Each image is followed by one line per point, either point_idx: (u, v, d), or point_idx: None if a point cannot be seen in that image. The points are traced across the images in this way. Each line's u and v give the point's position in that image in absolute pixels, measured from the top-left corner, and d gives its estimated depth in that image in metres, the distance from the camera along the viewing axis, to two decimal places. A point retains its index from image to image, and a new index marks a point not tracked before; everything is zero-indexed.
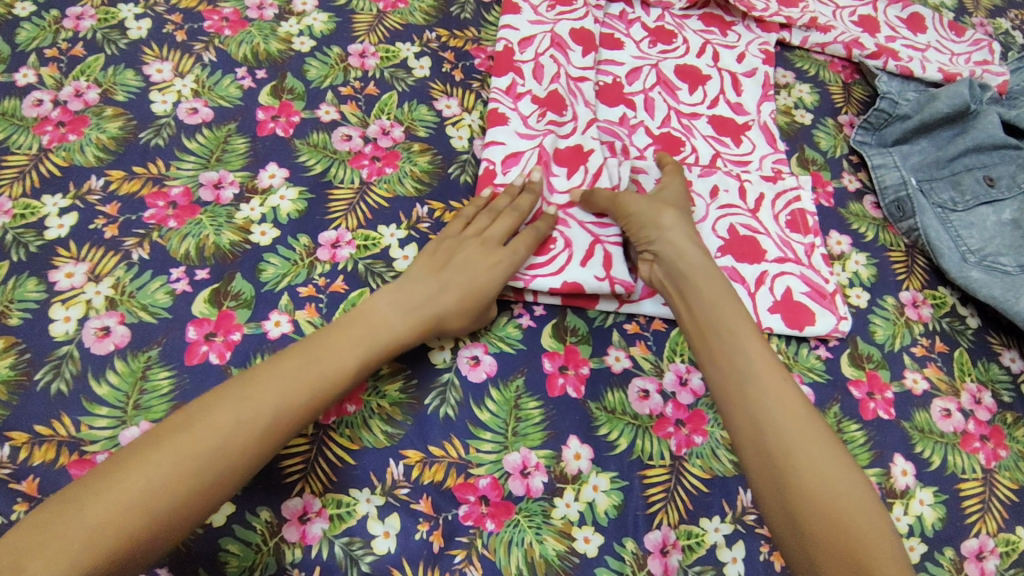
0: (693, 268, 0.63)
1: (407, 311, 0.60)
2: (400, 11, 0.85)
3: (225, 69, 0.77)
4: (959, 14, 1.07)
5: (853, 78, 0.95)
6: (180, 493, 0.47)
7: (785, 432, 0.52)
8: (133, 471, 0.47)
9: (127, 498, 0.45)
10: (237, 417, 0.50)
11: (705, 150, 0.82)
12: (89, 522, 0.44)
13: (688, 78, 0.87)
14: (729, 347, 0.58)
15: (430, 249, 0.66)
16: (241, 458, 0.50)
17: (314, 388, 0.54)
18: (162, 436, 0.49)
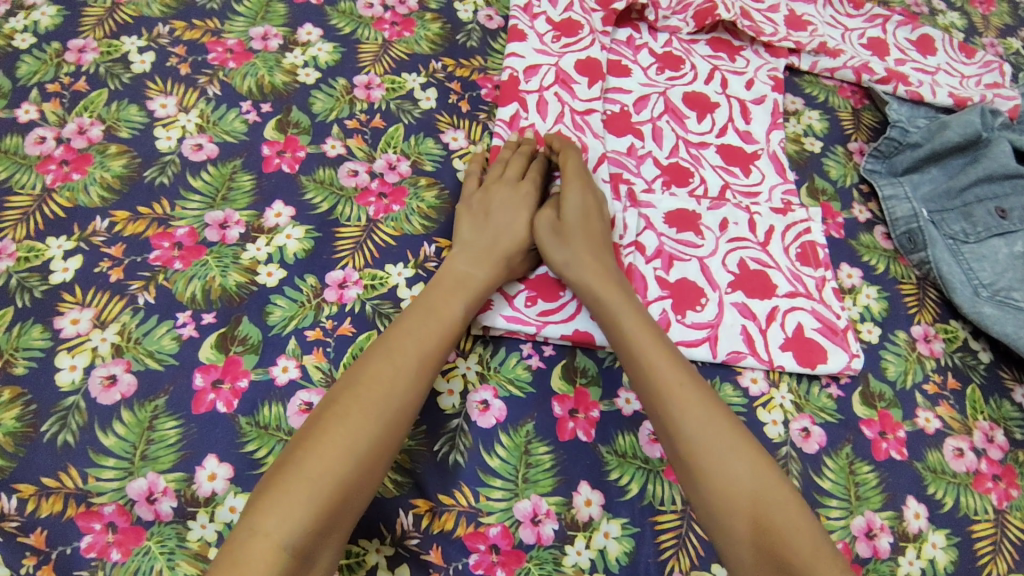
0: (596, 274, 0.66)
1: (482, 258, 0.67)
2: (406, 41, 0.85)
3: (230, 103, 0.76)
4: (970, 34, 1.07)
5: (863, 104, 0.94)
6: (374, 444, 0.54)
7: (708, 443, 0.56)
8: (324, 443, 0.52)
9: (338, 456, 0.52)
10: (387, 379, 0.57)
11: (714, 181, 0.82)
12: (301, 498, 0.49)
13: (696, 106, 0.87)
14: (645, 355, 0.61)
15: (473, 211, 0.71)
16: (403, 416, 0.56)
17: (438, 335, 0.61)
18: (333, 413, 0.54)
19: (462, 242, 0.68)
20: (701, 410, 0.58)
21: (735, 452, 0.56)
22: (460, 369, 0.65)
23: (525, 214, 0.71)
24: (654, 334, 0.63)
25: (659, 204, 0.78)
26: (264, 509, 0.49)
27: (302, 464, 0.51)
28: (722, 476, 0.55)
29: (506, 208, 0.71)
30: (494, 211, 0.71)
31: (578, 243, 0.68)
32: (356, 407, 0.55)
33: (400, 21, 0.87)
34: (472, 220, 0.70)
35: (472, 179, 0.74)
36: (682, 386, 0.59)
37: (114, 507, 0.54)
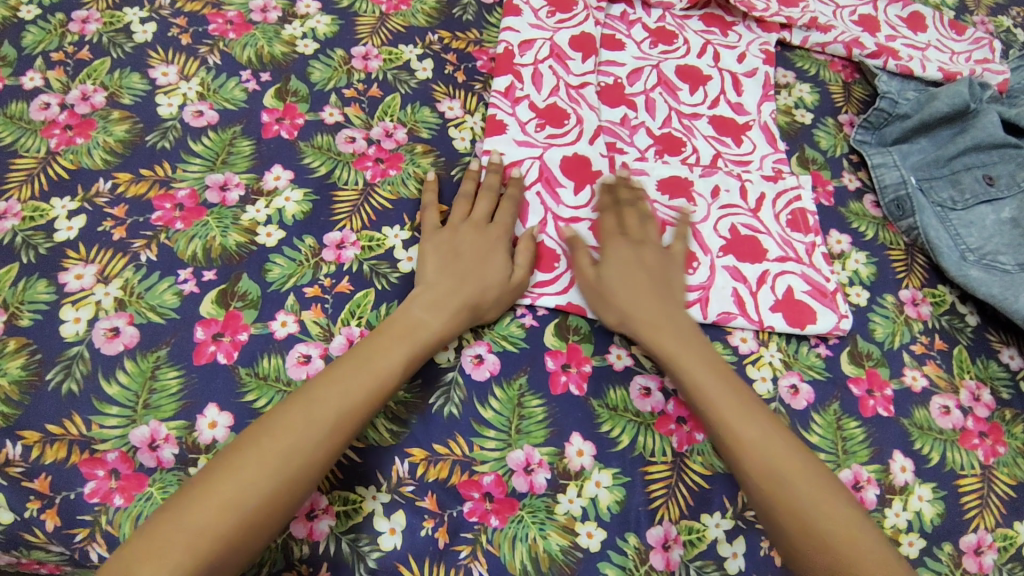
0: (643, 296, 0.67)
1: (442, 308, 0.63)
2: (403, 14, 0.86)
3: (230, 72, 0.78)
4: (960, 12, 1.08)
5: (854, 78, 0.96)
6: (263, 502, 0.51)
7: (761, 454, 0.58)
8: (210, 499, 0.50)
9: (218, 514, 0.49)
10: (309, 411, 0.55)
11: (706, 151, 0.83)
12: (170, 553, 0.47)
13: (689, 79, 0.88)
14: (690, 367, 0.63)
15: (436, 251, 0.67)
16: (327, 452, 0.54)
17: (364, 393, 0.57)
18: (250, 442, 0.53)
19: (426, 287, 0.65)
20: (751, 422, 0.59)
21: (784, 465, 0.58)
22: None
23: (495, 256, 0.68)
24: (693, 342, 0.64)
25: (653, 171, 0.80)
26: (168, 527, 0.49)
27: (211, 490, 0.50)
28: (778, 487, 0.57)
29: (472, 251, 0.67)
30: (460, 254, 0.67)
31: (620, 257, 0.69)
32: (279, 436, 0.53)
33: None
34: (437, 261, 0.67)
35: (433, 216, 0.70)
36: (723, 392, 0.61)
37: (117, 454, 0.56)
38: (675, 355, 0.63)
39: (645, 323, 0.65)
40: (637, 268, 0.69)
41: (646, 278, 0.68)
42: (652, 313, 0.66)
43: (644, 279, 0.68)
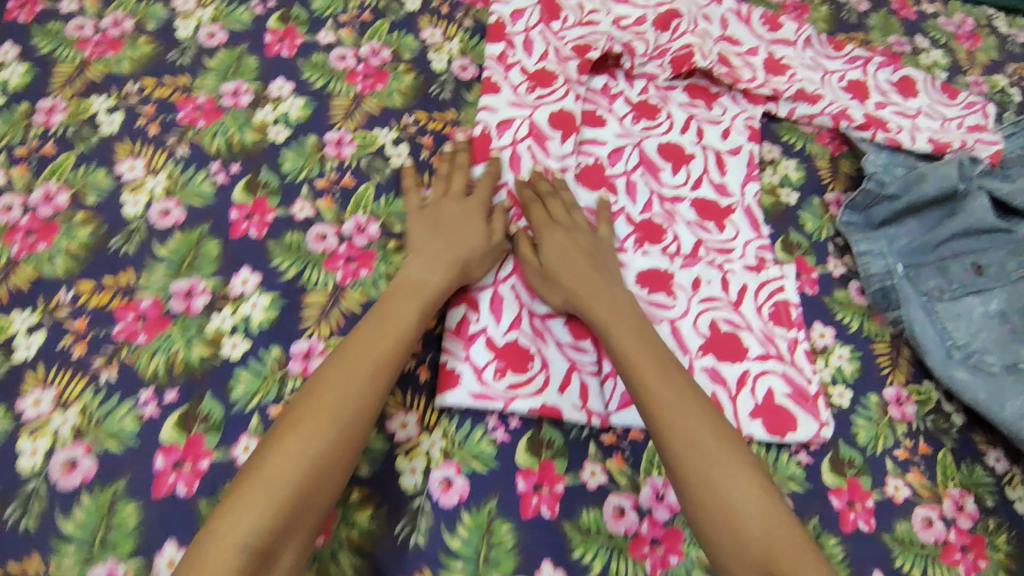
0: (574, 274, 0.70)
1: (436, 262, 0.69)
2: (378, 94, 0.85)
3: (200, 163, 0.78)
4: (953, 73, 1.05)
5: (841, 151, 0.94)
6: (323, 450, 0.57)
7: (703, 464, 0.58)
8: (276, 457, 0.56)
9: (288, 467, 0.55)
10: (320, 399, 0.59)
11: (688, 238, 0.81)
12: (253, 513, 0.53)
13: (671, 158, 0.86)
14: (627, 354, 0.65)
15: (424, 223, 0.73)
16: (371, 398, 0.60)
17: (388, 347, 0.63)
18: (271, 441, 0.57)
19: (418, 250, 0.71)
20: (688, 407, 0.61)
21: (732, 477, 0.58)
22: (423, 446, 0.64)
23: (479, 220, 0.73)
24: (640, 333, 0.67)
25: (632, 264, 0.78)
26: (216, 533, 0.52)
27: (245, 492, 0.54)
28: (720, 496, 0.57)
29: (458, 219, 0.73)
30: (446, 225, 0.73)
31: (558, 244, 0.72)
32: (305, 424, 0.58)
33: (373, 73, 0.87)
34: (425, 231, 0.72)
35: (415, 198, 0.75)
36: (672, 394, 0.62)
37: None
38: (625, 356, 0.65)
39: (583, 300, 0.69)
40: (571, 250, 0.72)
41: (580, 256, 0.71)
42: (579, 287, 0.69)
43: (580, 259, 0.71)
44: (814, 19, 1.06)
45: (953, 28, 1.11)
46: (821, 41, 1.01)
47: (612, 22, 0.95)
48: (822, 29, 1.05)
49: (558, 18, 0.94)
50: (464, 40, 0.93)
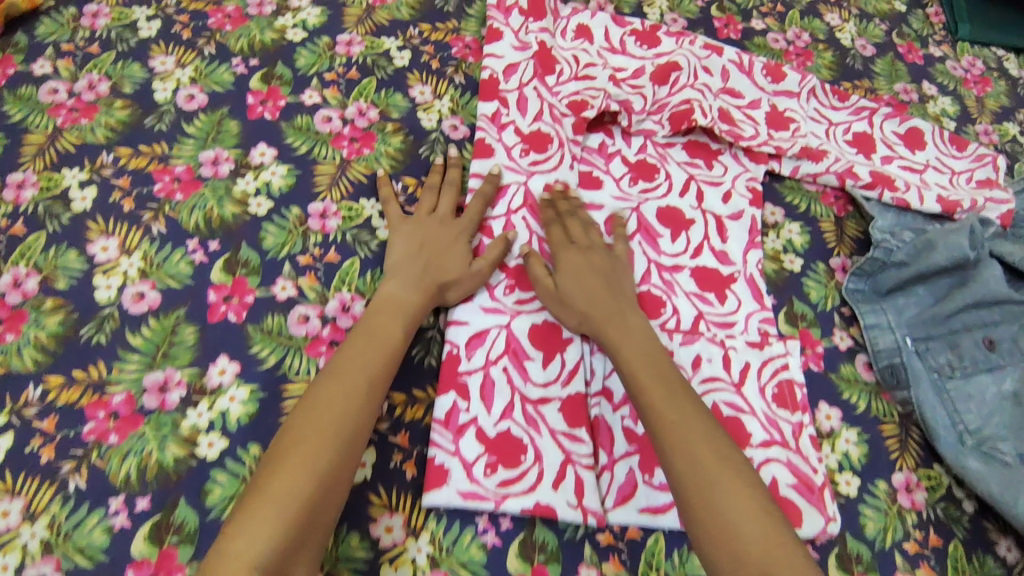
0: (590, 297, 0.71)
1: (415, 284, 0.70)
2: (365, 159, 0.81)
3: (176, 241, 0.72)
4: (962, 121, 1.02)
5: (847, 211, 0.90)
6: (333, 453, 0.57)
7: (691, 464, 0.57)
8: (286, 465, 0.55)
9: (300, 475, 0.54)
10: (339, 399, 0.59)
11: (687, 311, 0.78)
12: (271, 517, 0.52)
13: (670, 223, 0.83)
14: (631, 367, 0.65)
15: (404, 238, 0.74)
16: (370, 407, 0.61)
17: (381, 358, 0.63)
18: (291, 438, 0.57)
19: (397, 269, 0.71)
20: (679, 413, 0.61)
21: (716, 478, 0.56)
22: (409, 554, 0.61)
23: (459, 244, 0.74)
24: (647, 348, 0.67)
25: None
26: (237, 531, 0.51)
27: (269, 488, 0.54)
28: (708, 494, 0.55)
29: (436, 239, 0.74)
30: (424, 243, 0.73)
31: (575, 266, 0.73)
32: (311, 429, 0.57)
33: (359, 135, 0.83)
34: (405, 248, 0.73)
35: (398, 208, 0.77)
36: (664, 399, 0.62)
37: None
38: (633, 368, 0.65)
39: (598, 320, 0.69)
40: (592, 274, 0.73)
41: (598, 282, 0.72)
42: (592, 309, 0.70)
43: (599, 282, 0.72)
44: (818, 66, 1.02)
45: (961, 72, 1.08)
46: (825, 91, 0.98)
47: (609, 75, 0.92)
48: (826, 76, 1.01)
49: (552, 72, 0.90)
50: (454, 97, 0.88)
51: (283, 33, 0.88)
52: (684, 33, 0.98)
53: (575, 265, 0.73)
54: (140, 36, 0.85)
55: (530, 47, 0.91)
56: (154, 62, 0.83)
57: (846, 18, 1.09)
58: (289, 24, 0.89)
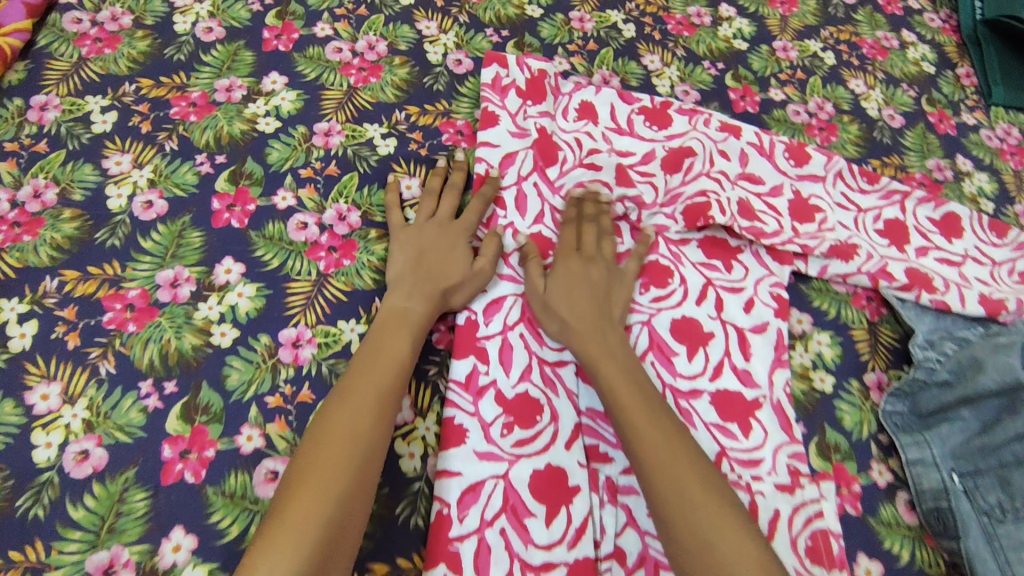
0: (576, 308, 0.69)
1: (417, 293, 0.69)
2: (345, 272, 0.73)
3: (127, 384, 0.64)
4: (1000, 201, 0.93)
5: (880, 314, 0.81)
6: (353, 471, 0.55)
7: (679, 493, 0.56)
8: (308, 490, 0.53)
9: (320, 499, 0.53)
10: (351, 424, 0.58)
11: (707, 447, 0.68)
12: (296, 540, 0.50)
13: (686, 338, 0.74)
14: (611, 382, 0.64)
15: (405, 247, 0.72)
16: (383, 425, 0.59)
17: (391, 374, 0.62)
18: (306, 467, 0.55)
19: (397, 279, 0.70)
20: (662, 430, 0.60)
21: (698, 502, 0.55)
22: None
23: (459, 250, 0.73)
24: (627, 367, 0.66)
25: None
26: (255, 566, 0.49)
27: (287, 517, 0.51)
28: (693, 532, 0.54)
29: (437, 248, 0.73)
30: (426, 252, 0.72)
31: (569, 275, 0.72)
32: (327, 447, 0.56)
33: (339, 244, 0.74)
34: (405, 258, 0.72)
35: (398, 215, 0.75)
36: (647, 421, 0.61)
37: None
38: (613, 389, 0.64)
39: (576, 332, 0.68)
40: (583, 285, 0.71)
41: (588, 295, 0.71)
42: (576, 318, 0.69)
43: (589, 296, 0.71)
44: (843, 141, 0.93)
45: (996, 142, 0.99)
46: (852, 173, 0.89)
47: (616, 164, 0.83)
48: (853, 152, 0.93)
49: (554, 162, 0.82)
50: None
51: (254, 123, 0.80)
52: (697, 110, 0.89)
53: (570, 274, 0.72)
54: (93, 131, 0.76)
55: (528, 134, 0.83)
56: (108, 162, 0.75)
57: (872, 84, 1.00)
58: (260, 112, 0.80)
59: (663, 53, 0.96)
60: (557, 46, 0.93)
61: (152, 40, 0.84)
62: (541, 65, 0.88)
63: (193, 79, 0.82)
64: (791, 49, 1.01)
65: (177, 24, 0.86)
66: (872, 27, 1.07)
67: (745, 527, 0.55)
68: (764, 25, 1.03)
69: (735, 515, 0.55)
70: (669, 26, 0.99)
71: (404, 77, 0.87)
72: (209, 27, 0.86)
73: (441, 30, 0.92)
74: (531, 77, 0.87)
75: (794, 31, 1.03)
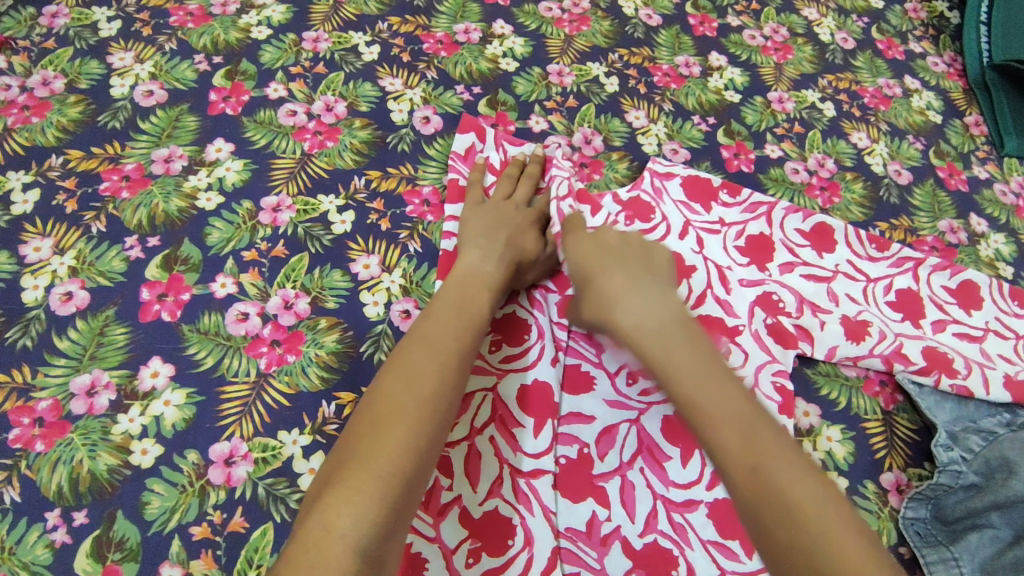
0: (624, 289, 0.59)
1: (494, 253, 0.67)
2: (289, 370, 0.64)
3: (33, 514, 0.55)
4: (1019, 267, 0.85)
5: (896, 402, 0.73)
6: (431, 423, 0.52)
7: (760, 471, 0.47)
8: (385, 443, 0.50)
9: (399, 453, 0.49)
10: (432, 375, 0.55)
11: (705, 571, 0.60)
12: (372, 487, 0.47)
13: (681, 439, 0.65)
14: (679, 371, 0.54)
15: (585, 244, 0.65)
16: (459, 383, 0.56)
17: (470, 331, 0.59)
18: (392, 410, 0.52)
19: (472, 239, 0.68)
20: (732, 413, 0.50)
21: (789, 492, 0.46)
22: None
23: (531, 229, 0.71)
24: (699, 352, 0.55)
25: None
26: (335, 501, 0.46)
27: (372, 457, 0.49)
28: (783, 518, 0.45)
29: (513, 219, 0.71)
30: (503, 219, 0.71)
31: (585, 253, 0.64)
32: (409, 399, 0.53)
33: (284, 337, 0.65)
34: (479, 225, 0.70)
35: (475, 194, 0.74)
36: (725, 401, 0.51)
37: None
38: (693, 396, 0.52)
39: (636, 325, 0.57)
40: (612, 273, 0.61)
41: (633, 268, 0.62)
42: (642, 314, 0.58)
43: (622, 274, 0.61)
44: (847, 202, 0.86)
45: (1011, 198, 0.91)
46: (859, 238, 0.81)
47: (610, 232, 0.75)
48: (857, 215, 0.85)
49: None
50: (407, 271, 0.71)
51: (193, 199, 0.72)
52: (671, 173, 0.82)
53: (618, 261, 0.62)
54: (12, 212, 0.68)
55: None
56: (26, 249, 0.67)
57: (875, 137, 0.93)
58: (201, 185, 0.73)
59: (649, 108, 0.89)
60: (534, 103, 0.86)
61: (85, 106, 0.76)
62: (517, 149, 0.80)
63: (128, 150, 0.74)
64: (787, 101, 0.93)
65: (114, 87, 0.78)
66: (872, 74, 1.00)
67: (831, 505, 0.45)
68: (757, 74, 0.96)
69: (848, 523, 0.44)
70: (655, 78, 0.92)
71: (365, 139, 0.79)
72: (149, 90, 0.79)
73: (406, 86, 0.84)
74: (506, 158, 0.79)
75: (790, 81, 0.96)
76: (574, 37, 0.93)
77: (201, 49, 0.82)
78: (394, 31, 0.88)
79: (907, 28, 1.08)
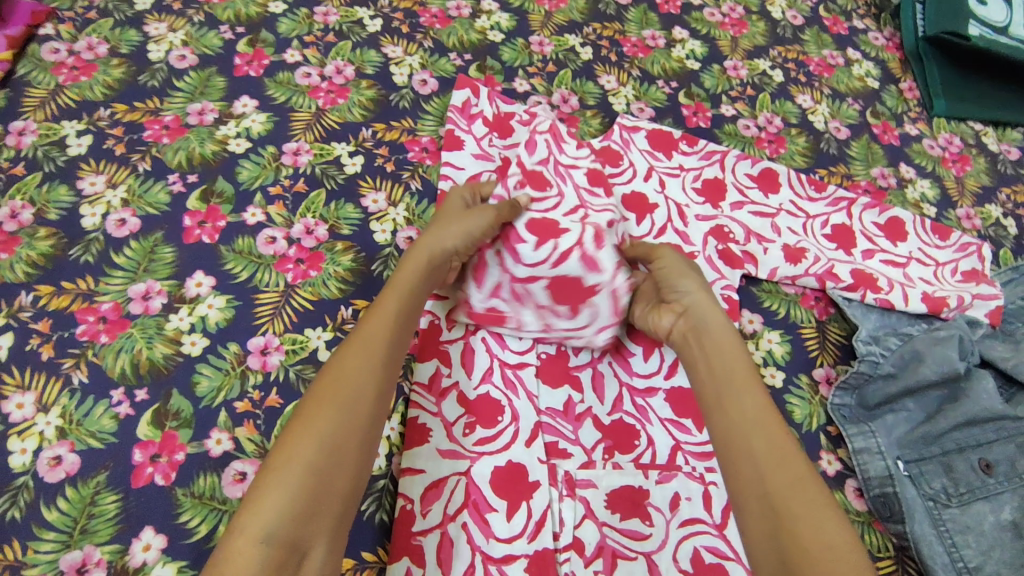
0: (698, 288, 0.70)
1: (410, 258, 0.69)
2: (312, 282, 0.75)
3: (100, 391, 0.66)
4: (942, 207, 0.98)
5: (828, 313, 0.86)
6: (353, 419, 0.55)
7: (771, 473, 0.54)
8: (298, 439, 0.52)
9: (311, 449, 0.52)
10: (356, 376, 0.57)
11: (663, 441, 0.72)
12: (285, 484, 0.50)
13: (642, 341, 0.79)
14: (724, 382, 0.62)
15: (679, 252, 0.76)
16: (378, 380, 0.58)
17: (386, 334, 0.61)
18: (312, 404, 0.55)
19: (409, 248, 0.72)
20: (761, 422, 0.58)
21: (788, 500, 0.53)
22: None
23: (452, 226, 0.71)
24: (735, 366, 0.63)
25: (603, 480, 0.69)
26: (249, 507, 0.49)
27: (289, 452, 0.52)
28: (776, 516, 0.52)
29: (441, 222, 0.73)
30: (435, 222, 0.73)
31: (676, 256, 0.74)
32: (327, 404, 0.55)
33: (306, 256, 0.77)
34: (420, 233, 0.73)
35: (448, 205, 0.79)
36: (756, 410, 0.59)
37: None
38: (725, 405, 0.60)
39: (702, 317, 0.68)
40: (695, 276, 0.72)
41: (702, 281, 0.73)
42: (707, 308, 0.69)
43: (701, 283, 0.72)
44: (792, 152, 0.98)
45: (938, 151, 1.04)
46: (800, 181, 0.93)
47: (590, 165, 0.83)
48: (800, 163, 0.98)
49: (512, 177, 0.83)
50: (410, 206, 0.83)
51: (225, 144, 0.83)
52: (638, 126, 0.94)
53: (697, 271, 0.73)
54: (69, 154, 0.80)
55: (492, 158, 0.87)
56: (83, 183, 0.78)
57: (818, 99, 1.05)
58: (230, 134, 0.84)
59: (619, 73, 1.01)
60: (517, 68, 0.98)
61: (127, 68, 0.88)
62: (509, 107, 0.91)
63: (166, 104, 0.85)
64: (741, 68, 1.06)
65: (151, 51, 0.90)
66: (818, 46, 1.13)
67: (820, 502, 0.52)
68: (715, 46, 1.08)
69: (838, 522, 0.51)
70: (625, 48, 1.04)
71: (371, 97, 0.91)
72: (182, 54, 0.90)
73: (406, 53, 0.96)
74: (499, 113, 0.90)
75: (744, 51, 1.09)
76: (552, 13, 1.06)
77: (225, 20, 0.94)
78: (394, 7, 1.00)
79: (851, 8, 1.21)
